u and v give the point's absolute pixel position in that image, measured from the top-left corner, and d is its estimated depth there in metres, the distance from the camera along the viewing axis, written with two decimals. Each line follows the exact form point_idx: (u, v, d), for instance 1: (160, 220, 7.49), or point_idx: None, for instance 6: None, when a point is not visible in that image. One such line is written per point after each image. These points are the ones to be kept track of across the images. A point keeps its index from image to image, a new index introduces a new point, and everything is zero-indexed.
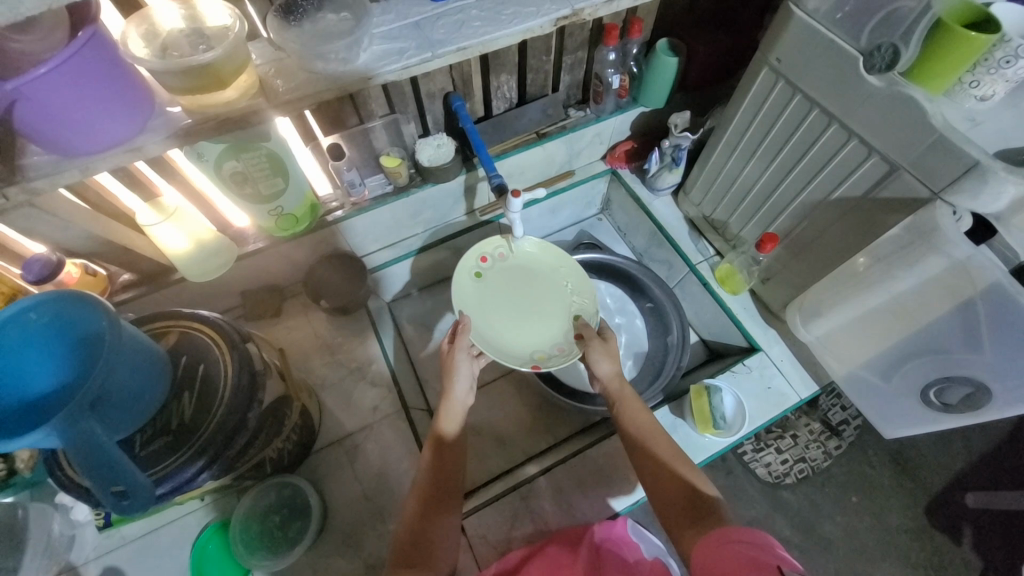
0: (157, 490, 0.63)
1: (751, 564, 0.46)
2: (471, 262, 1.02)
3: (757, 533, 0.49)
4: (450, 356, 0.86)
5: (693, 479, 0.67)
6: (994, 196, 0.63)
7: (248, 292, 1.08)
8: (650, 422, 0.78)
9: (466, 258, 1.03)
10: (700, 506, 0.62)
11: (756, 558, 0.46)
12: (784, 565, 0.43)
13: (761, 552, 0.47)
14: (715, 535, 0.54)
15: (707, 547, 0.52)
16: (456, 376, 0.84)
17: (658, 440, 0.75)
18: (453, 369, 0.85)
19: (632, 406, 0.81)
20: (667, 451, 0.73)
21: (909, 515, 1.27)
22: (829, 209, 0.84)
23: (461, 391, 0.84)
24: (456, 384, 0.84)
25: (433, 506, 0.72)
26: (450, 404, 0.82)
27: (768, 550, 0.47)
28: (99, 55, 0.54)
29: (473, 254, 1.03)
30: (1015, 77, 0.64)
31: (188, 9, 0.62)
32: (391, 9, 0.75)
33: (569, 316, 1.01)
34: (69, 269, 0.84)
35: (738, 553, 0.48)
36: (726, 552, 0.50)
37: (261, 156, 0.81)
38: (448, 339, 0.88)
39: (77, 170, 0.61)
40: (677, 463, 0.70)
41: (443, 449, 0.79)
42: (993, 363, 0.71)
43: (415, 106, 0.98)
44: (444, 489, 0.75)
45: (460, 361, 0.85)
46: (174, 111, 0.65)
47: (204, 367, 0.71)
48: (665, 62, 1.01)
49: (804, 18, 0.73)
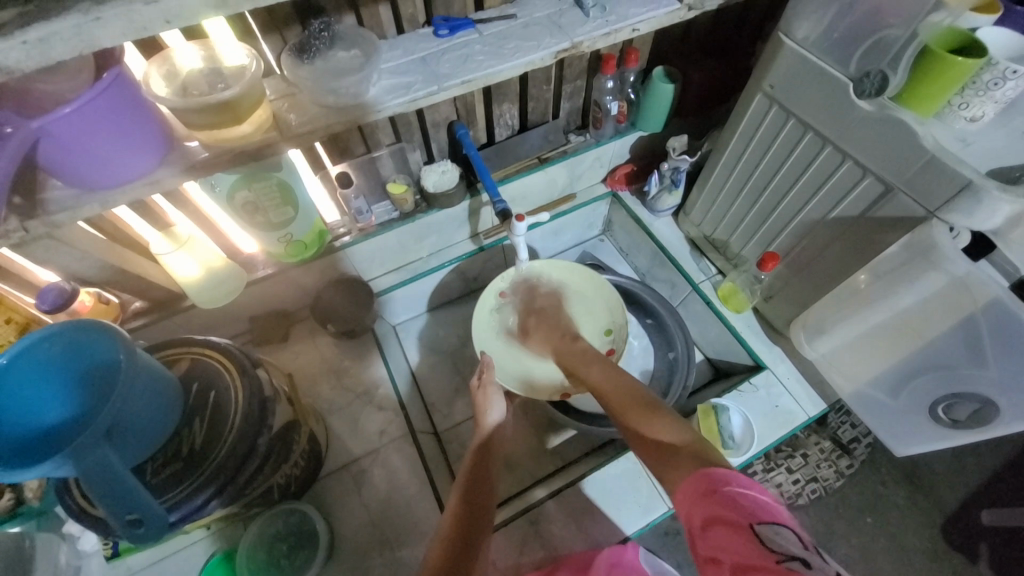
0: (169, 517, 0.63)
1: (720, 515, 0.48)
2: (490, 301, 1.07)
3: (724, 473, 0.51)
4: (482, 391, 0.88)
5: (650, 430, 0.63)
6: (989, 213, 0.64)
7: (257, 317, 1.10)
8: (618, 375, 0.75)
9: (486, 297, 1.08)
10: (668, 449, 0.59)
11: (725, 509, 0.48)
12: (756, 521, 0.46)
13: (722, 505, 0.48)
14: (683, 481, 0.53)
15: (681, 498, 0.52)
16: (489, 407, 0.87)
17: (619, 393, 0.72)
18: (483, 404, 0.87)
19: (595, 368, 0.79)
20: (628, 401, 0.69)
21: (926, 534, 1.24)
22: (827, 228, 0.86)
23: (494, 423, 0.86)
24: (490, 415, 0.86)
25: (473, 504, 0.70)
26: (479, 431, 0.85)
27: (729, 499, 0.48)
28: (123, 94, 0.57)
29: (490, 293, 1.07)
30: (1003, 98, 0.66)
31: (208, 50, 0.66)
32: (399, 45, 0.79)
33: (602, 333, 1.05)
34: (83, 298, 0.86)
35: (701, 507, 0.49)
36: (693, 505, 0.51)
37: (273, 185, 0.84)
38: (476, 375, 0.91)
39: (96, 203, 0.64)
40: (639, 414, 0.67)
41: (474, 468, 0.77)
42: (1000, 378, 0.71)
43: (421, 135, 1.02)
44: (478, 491, 0.72)
45: (494, 395, 0.88)
46: (192, 145, 0.68)
47: (215, 394, 0.71)
48: (662, 88, 1.05)
49: (794, 47, 0.77)
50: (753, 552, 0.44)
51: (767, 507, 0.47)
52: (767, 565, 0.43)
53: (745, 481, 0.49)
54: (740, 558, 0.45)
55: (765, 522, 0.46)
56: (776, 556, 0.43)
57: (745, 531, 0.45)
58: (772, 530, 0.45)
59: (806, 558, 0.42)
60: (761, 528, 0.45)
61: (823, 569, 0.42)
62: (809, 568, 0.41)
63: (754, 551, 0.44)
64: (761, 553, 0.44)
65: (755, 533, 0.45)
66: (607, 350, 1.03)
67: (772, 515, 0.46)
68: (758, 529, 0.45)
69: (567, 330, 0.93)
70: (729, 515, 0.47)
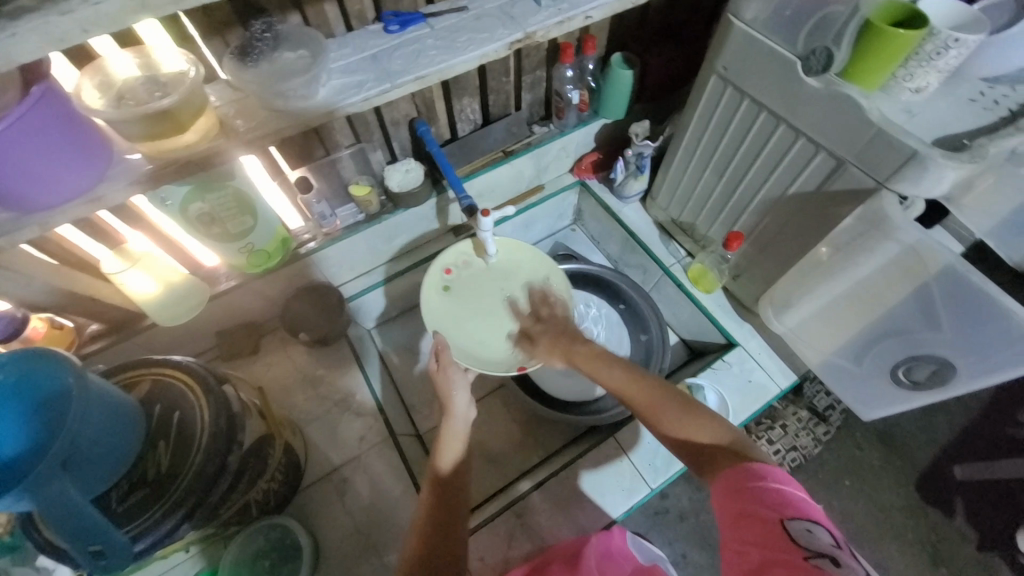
0: (135, 546, 0.61)
1: (751, 511, 0.48)
2: (435, 277, 1.01)
3: (756, 468, 0.52)
4: (442, 373, 0.82)
5: (685, 432, 0.63)
6: (935, 180, 0.66)
7: (224, 331, 1.06)
8: (639, 375, 0.72)
9: (431, 274, 1.01)
10: (708, 450, 0.59)
11: (755, 505, 0.49)
12: (786, 516, 0.46)
13: (755, 500, 0.49)
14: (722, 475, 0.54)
15: (715, 492, 0.53)
16: (452, 392, 0.81)
17: (647, 393, 0.69)
18: (445, 387, 0.81)
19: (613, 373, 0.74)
20: (661, 402, 0.67)
21: (902, 493, 1.30)
22: (785, 205, 0.87)
23: (460, 415, 0.79)
24: (455, 399, 0.80)
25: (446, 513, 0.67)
26: (452, 423, 0.78)
27: (764, 494, 0.49)
28: (56, 109, 0.54)
29: (436, 268, 1.02)
30: (944, 68, 0.68)
31: (143, 57, 0.63)
32: (348, 43, 0.77)
33: None
34: (34, 324, 0.82)
35: (731, 503, 0.50)
36: (724, 500, 0.52)
37: (228, 195, 0.81)
38: (434, 358, 0.84)
39: (36, 226, 0.60)
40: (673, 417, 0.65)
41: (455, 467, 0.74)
42: (954, 338, 0.75)
43: (381, 133, 0.99)
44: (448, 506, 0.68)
45: (457, 376, 0.83)
46: (134, 158, 0.65)
47: (179, 415, 0.69)
48: (621, 74, 1.05)
49: (743, 27, 0.78)
50: (780, 547, 0.45)
51: (797, 503, 0.48)
52: (794, 559, 0.43)
53: (780, 477, 0.50)
54: (768, 551, 0.45)
55: (795, 517, 0.46)
56: (805, 551, 0.43)
57: (774, 526, 0.46)
58: (803, 526, 0.45)
59: (836, 556, 0.42)
60: (792, 523, 0.46)
61: (853, 569, 0.42)
62: (837, 565, 0.42)
63: (781, 545, 0.45)
64: (789, 547, 0.45)
65: (784, 528, 0.46)
66: None
67: (804, 512, 0.47)
68: (789, 525, 0.46)
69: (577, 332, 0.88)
70: (760, 512, 0.48)
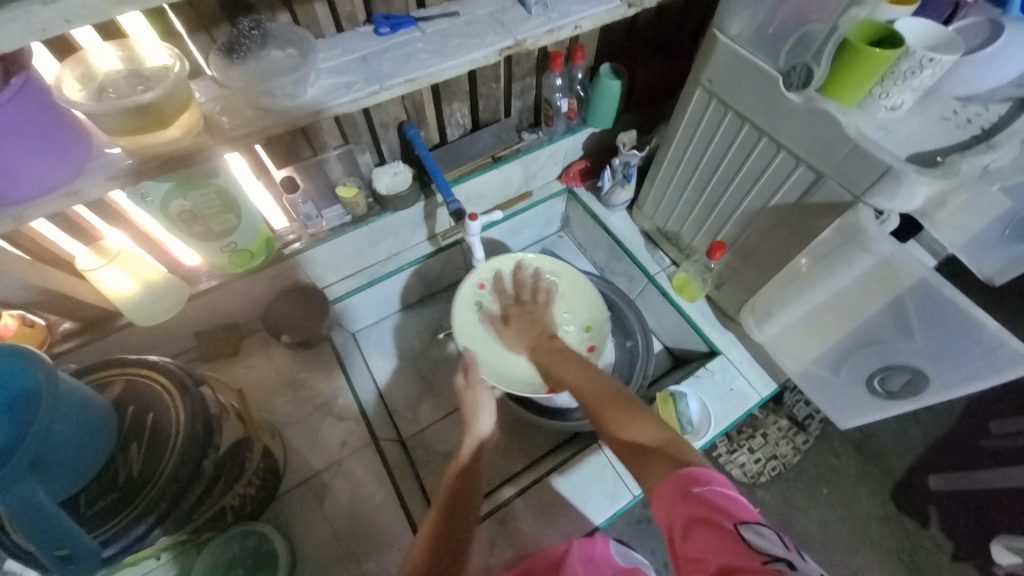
0: (103, 552, 0.59)
1: (702, 517, 0.48)
2: (469, 293, 1.03)
3: (703, 473, 0.52)
4: (471, 391, 0.87)
5: (628, 434, 0.64)
6: (909, 195, 0.69)
7: (204, 332, 1.04)
8: (602, 382, 0.75)
9: (465, 289, 1.03)
10: (644, 451, 0.60)
11: (706, 511, 0.48)
12: (738, 521, 0.46)
13: (705, 506, 0.49)
14: (657, 479, 0.55)
15: (659, 502, 0.53)
16: (479, 410, 0.86)
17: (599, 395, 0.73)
18: (473, 405, 0.87)
19: (574, 369, 0.81)
20: (612, 405, 0.70)
21: (877, 501, 1.32)
22: (767, 216, 0.89)
23: (484, 432, 0.84)
24: (480, 417, 0.85)
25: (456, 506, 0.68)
26: (471, 437, 0.82)
27: (712, 499, 0.49)
28: (33, 99, 0.52)
29: (471, 283, 1.03)
30: (919, 87, 0.70)
31: (126, 50, 0.62)
32: (337, 44, 0.77)
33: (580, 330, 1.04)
34: (4, 321, 0.79)
35: (681, 511, 0.50)
36: (672, 508, 0.51)
37: (212, 193, 0.80)
38: (463, 373, 0.89)
39: (9, 219, 0.59)
40: (619, 418, 0.67)
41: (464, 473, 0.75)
42: (926, 349, 0.78)
43: (369, 135, 0.99)
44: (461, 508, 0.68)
45: (483, 395, 0.88)
46: (115, 152, 0.64)
47: (153, 417, 0.67)
48: (610, 85, 1.07)
49: (727, 42, 0.80)
50: (736, 553, 0.44)
51: (746, 508, 0.48)
52: (752, 565, 0.43)
53: (722, 481, 0.51)
54: (725, 558, 0.44)
55: (748, 521, 0.46)
56: (759, 554, 0.43)
57: (729, 532, 0.46)
58: (755, 530, 0.45)
59: (790, 559, 0.42)
60: (745, 527, 0.46)
61: (805, 570, 0.42)
62: (792, 568, 0.41)
63: (736, 550, 0.44)
64: (743, 552, 0.44)
65: (739, 533, 0.45)
66: (587, 346, 1.02)
67: (752, 515, 0.47)
68: (741, 529, 0.46)
69: (546, 326, 0.94)
70: (712, 517, 0.47)
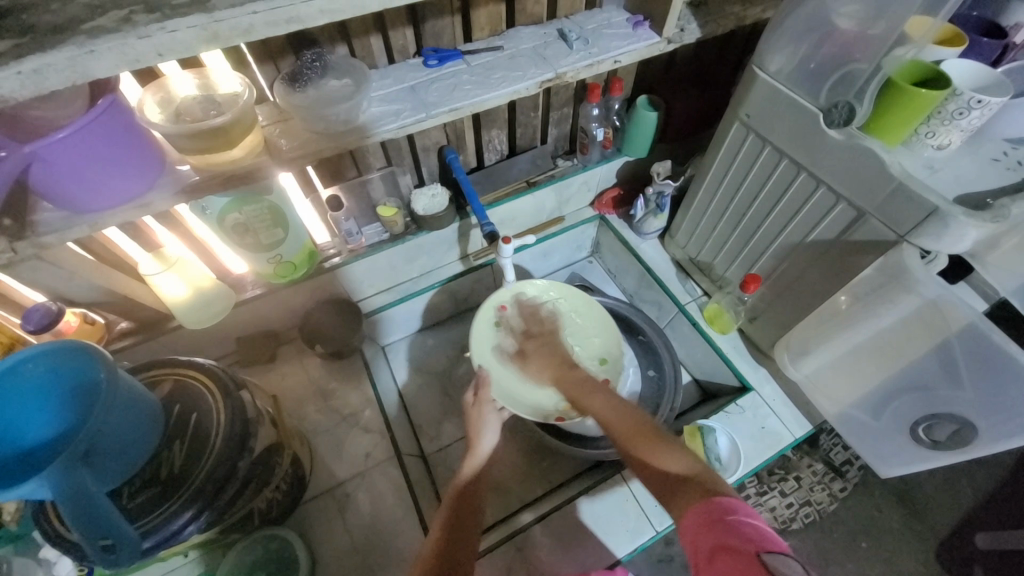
0: (143, 543, 0.62)
1: (726, 546, 0.47)
2: (488, 314, 1.02)
3: (730, 499, 0.52)
4: (477, 409, 0.88)
5: (655, 462, 0.63)
6: (957, 238, 0.66)
7: (244, 338, 1.09)
8: (629, 410, 0.74)
9: (484, 309, 1.03)
10: (673, 481, 0.58)
11: (731, 539, 0.48)
12: (761, 550, 0.45)
13: (730, 533, 0.48)
14: (688, 508, 0.53)
15: (685, 529, 0.52)
16: (482, 430, 0.86)
17: (626, 423, 0.71)
18: (475, 422, 0.87)
19: (597, 398, 0.81)
20: (638, 436, 0.68)
21: (921, 559, 1.23)
22: (806, 251, 0.87)
23: (486, 447, 0.85)
24: (483, 436, 0.85)
25: (460, 523, 0.68)
26: (474, 450, 0.83)
27: (738, 527, 0.48)
28: (117, 119, 0.58)
29: (490, 305, 1.03)
30: (968, 127, 0.69)
31: (202, 78, 0.68)
32: (389, 74, 0.82)
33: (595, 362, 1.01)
34: (68, 318, 0.85)
35: (704, 538, 0.49)
36: (697, 536, 0.50)
37: (263, 208, 0.85)
38: (472, 390, 0.91)
39: (86, 225, 0.65)
40: (648, 446, 0.66)
41: (465, 487, 0.75)
42: (977, 398, 0.74)
43: (411, 159, 1.04)
44: (463, 528, 0.67)
45: (488, 414, 0.88)
46: (183, 169, 0.70)
47: (197, 416, 0.71)
48: (646, 116, 1.09)
49: (768, 79, 0.81)
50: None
51: (771, 537, 0.47)
52: None
53: (750, 510, 0.50)
54: None
55: (772, 551, 0.46)
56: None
57: (751, 560, 0.45)
58: (779, 560, 0.44)
59: None
60: (768, 557, 0.45)
61: None
62: None
63: None
64: None
65: (761, 562, 0.45)
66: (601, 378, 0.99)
67: (775, 545, 0.46)
68: (765, 558, 0.45)
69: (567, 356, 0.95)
70: (737, 546, 0.47)
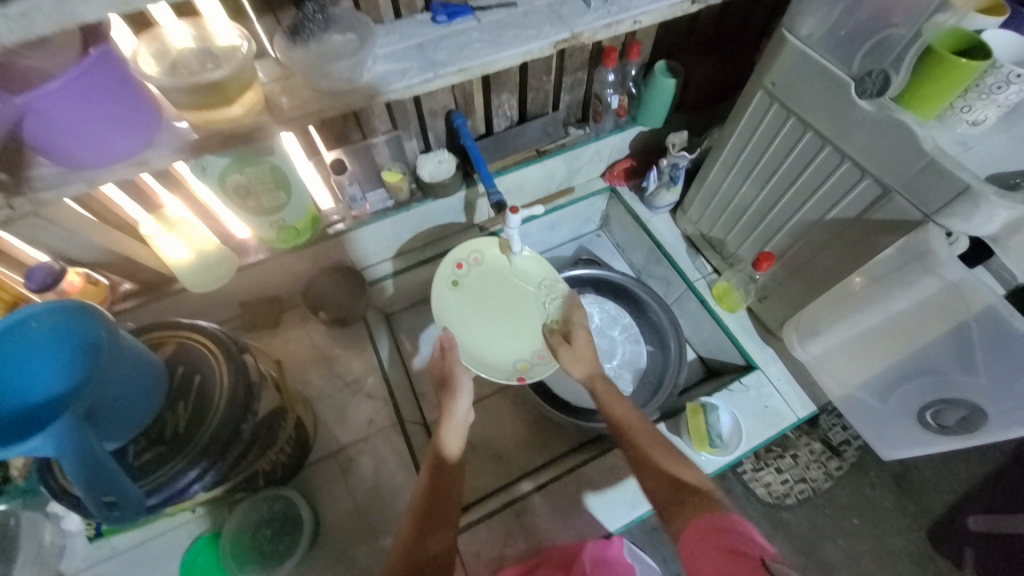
0: (148, 500, 0.63)
1: (733, 553, 0.50)
2: (447, 269, 0.98)
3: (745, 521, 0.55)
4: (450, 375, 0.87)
5: (666, 473, 0.69)
6: (986, 218, 0.63)
7: (248, 303, 1.09)
8: (644, 423, 0.80)
9: (443, 265, 0.98)
10: (683, 489, 0.65)
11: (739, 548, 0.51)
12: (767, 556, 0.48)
13: (739, 543, 0.51)
14: (707, 521, 0.57)
15: (698, 540, 0.55)
16: (458, 393, 0.85)
17: (641, 434, 0.77)
18: (454, 386, 0.86)
19: (615, 401, 0.83)
20: (654, 443, 0.75)
21: (910, 537, 1.25)
22: (823, 230, 0.85)
23: (461, 409, 0.84)
24: (458, 401, 0.84)
25: (440, 495, 0.73)
26: (451, 418, 0.83)
27: (747, 539, 0.52)
28: (110, 71, 0.55)
29: (449, 261, 0.98)
30: (1006, 103, 0.65)
31: (199, 29, 0.64)
32: (395, 30, 0.78)
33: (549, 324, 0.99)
34: (72, 278, 0.84)
35: (715, 546, 0.53)
36: (709, 545, 0.54)
37: (265, 169, 0.82)
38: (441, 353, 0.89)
39: (82, 182, 0.63)
40: (662, 458, 0.72)
41: (446, 464, 0.78)
42: (989, 385, 0.72)
43: (417, 123, 1.00)
44: (442, 509, 0.70)
45: (463, 376, 0.87)
46: (182, 126, 0.67)
47: (200, 379, 0.71)
48: (663, 83, 1.04)
49: (798, 44, 0.75)
50: None
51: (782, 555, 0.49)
52: None
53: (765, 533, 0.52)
54: None
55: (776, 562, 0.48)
56: None
57: (754, 562, 0.48)
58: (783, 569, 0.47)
59: None
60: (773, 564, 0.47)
61: None
62: None
63: None
64: None
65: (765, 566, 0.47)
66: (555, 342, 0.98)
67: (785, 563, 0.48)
68: (769, 564, 0.47)
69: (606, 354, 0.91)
70: (745, 552, 0.50)
